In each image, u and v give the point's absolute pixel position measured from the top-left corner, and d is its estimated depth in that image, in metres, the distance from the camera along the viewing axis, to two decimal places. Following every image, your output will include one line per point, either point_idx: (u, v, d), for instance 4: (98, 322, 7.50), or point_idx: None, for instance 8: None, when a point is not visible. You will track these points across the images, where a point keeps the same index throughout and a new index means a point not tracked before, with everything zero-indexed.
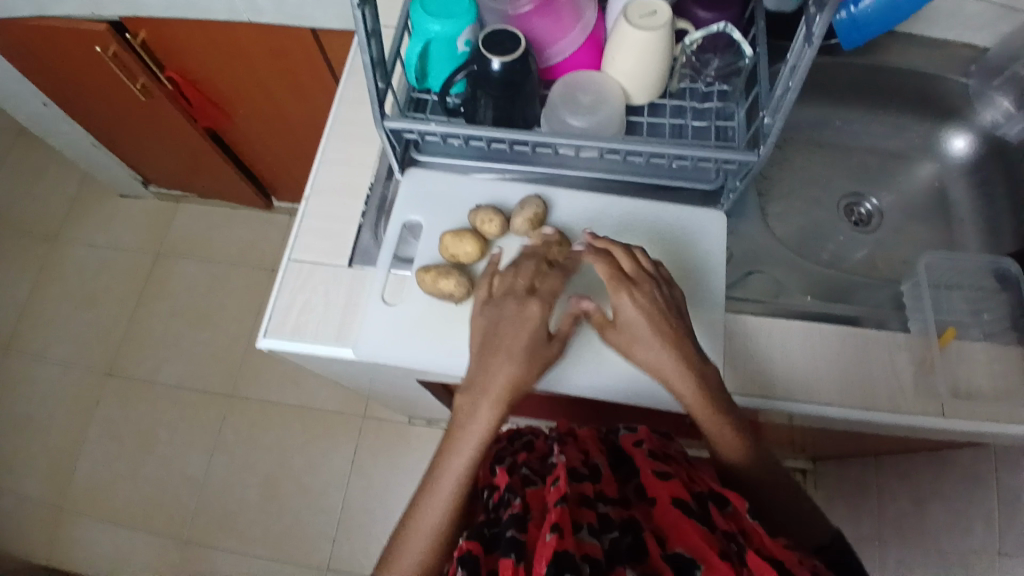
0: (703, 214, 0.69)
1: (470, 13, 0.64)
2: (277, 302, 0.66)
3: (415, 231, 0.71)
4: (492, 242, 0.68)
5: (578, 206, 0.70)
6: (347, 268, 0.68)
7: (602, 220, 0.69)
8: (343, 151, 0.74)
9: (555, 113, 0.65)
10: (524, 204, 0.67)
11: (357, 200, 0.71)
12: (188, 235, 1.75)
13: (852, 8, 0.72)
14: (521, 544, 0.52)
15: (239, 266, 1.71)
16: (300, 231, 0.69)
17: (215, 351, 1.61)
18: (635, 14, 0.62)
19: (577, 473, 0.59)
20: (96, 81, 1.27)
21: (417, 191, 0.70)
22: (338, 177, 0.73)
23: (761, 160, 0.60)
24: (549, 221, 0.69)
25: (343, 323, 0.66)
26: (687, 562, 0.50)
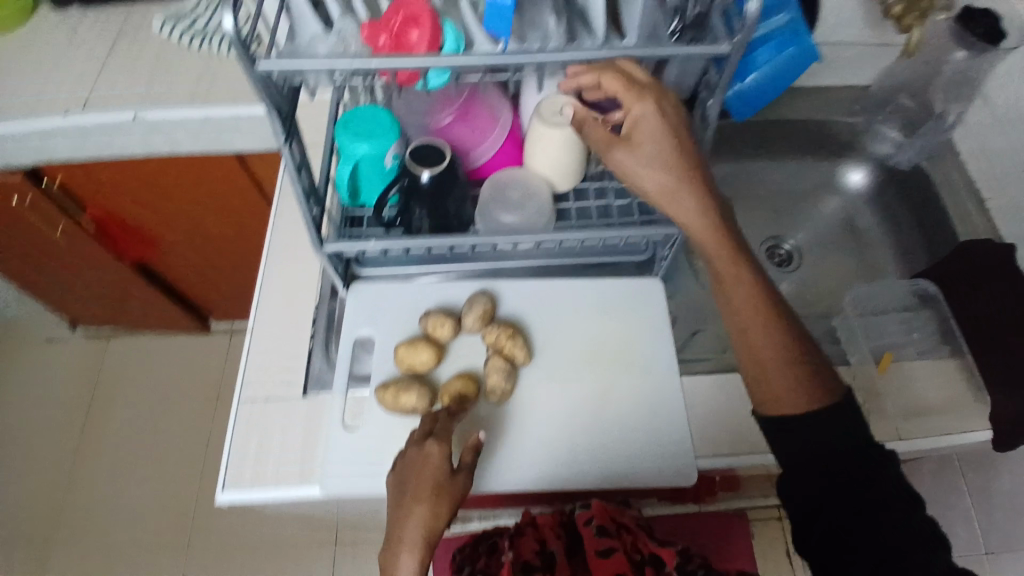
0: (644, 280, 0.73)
1: (393, 129, 0.65)
2: (232, 448, 0.64)
3: (367, 346, 0.71)
4: (448, 346, 0.68)
5: (523, 296, 0.72)
6: (302, 398, 0.67)
7: (548, 305, 0.71)
8: (283, 277, 0.74)
9: (487, 212, 0.68)
10: (473, 301, 0.68)
11: (304, 325, 0.71)
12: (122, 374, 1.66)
13: (738, 84, 0.75)
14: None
15: (181, 398, 1.63)
16: (248, 368, 0.68)
17: (165, 495, 1.50)
18: (547, 111, 0.66)
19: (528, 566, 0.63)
20: (12, 231, 1.23)
21: (365, 305, 0.71)
22: (282, 304, 0.72)
23: (682, 229, 0.65)
24: (499, 314, 0.70)
25: (305, 456, 0.64)
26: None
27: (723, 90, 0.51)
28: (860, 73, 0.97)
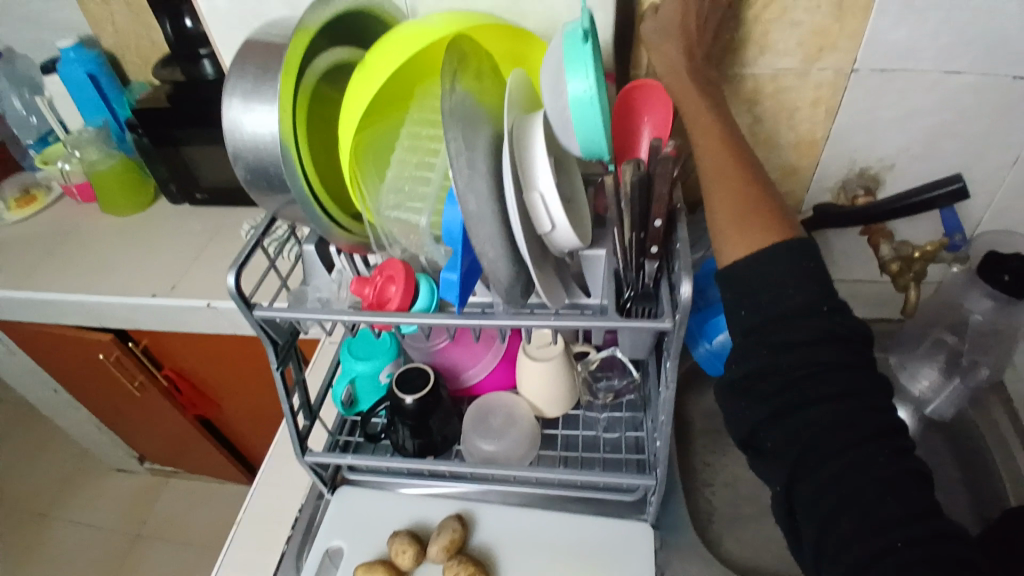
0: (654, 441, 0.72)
1: (390, 350, 0.72)
2: None
3: (337, 557, 0.70)
4: (412, 571, 0.66)
5: (501, 525, 0.70)
6: None
7: (524, 541, 0.68)
8: (276, 476, 0.77)
9: (468, 438, 0.70)
10: (443, 527, 0.66)
11: (285, 527, 0.73)
12: (170, 514, 1.75)
13: (707, 342, 0.66)
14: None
15: (213, 546, 1.68)
16: (224, 564, 0.70)
17: None
18: (533, 345, 0.72)
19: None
20: (98, 378, 1.39)
21: (344, 515, 0.71)
22: (269, 503, 0.75)
23: (662, 479, 0.62)
24: (471, 542, 0.69)
25: None
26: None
27: (675, 361, 0.52)
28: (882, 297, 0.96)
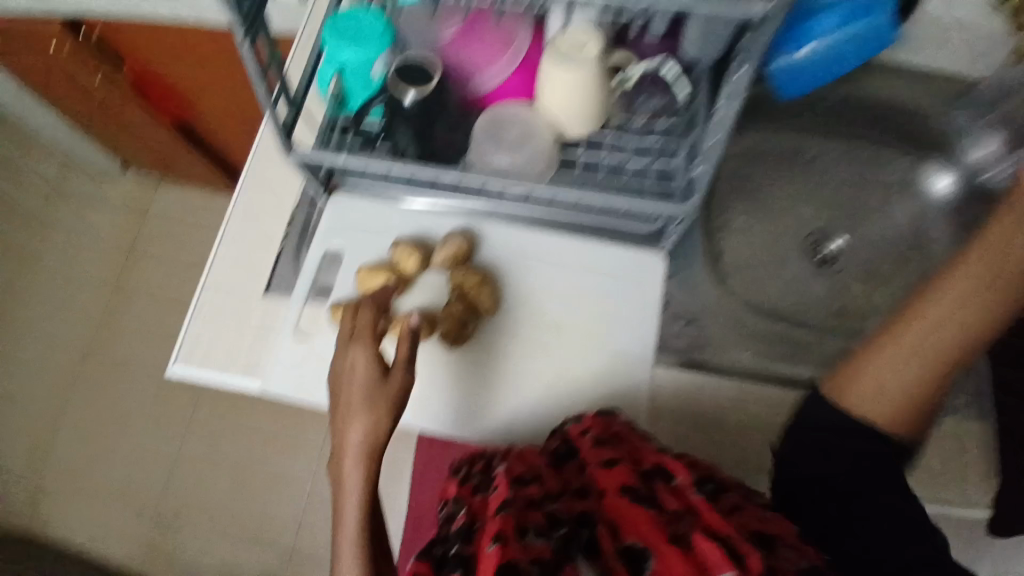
0: (640, 253, 0.74)
1: (384, 38, 0.67)
2: (189, 330, 0.69)
3: (336, 259, 0.74)
4: (417, 278, 0.71)
5: (500, 240, 0.75)
6: (245, 368, 0.69)
7: (523, 266, 0.74)
8: (207, 334, 0.69)
9: (480, 147, 0.70)
10: (447, 239, 0.71)
11: (261, 325, 0.70)
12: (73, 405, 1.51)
13: (794, 53, 0.79)
14: (471, 557, 0.50)
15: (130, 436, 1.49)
16: (202, 298, 0.70)
17: (124, 536, 1.42)
18: (564, 50, 0.65)
19: (518, 479, 0.58)
20: None
21: (342, 216, 0.73)
22: (210, 368, 0.68)
23: (696, 205, 0.67)
24: (474, 257, 0.74)
25: (252, 353, 0.70)
26: (634, 552, 0.48)
27: None
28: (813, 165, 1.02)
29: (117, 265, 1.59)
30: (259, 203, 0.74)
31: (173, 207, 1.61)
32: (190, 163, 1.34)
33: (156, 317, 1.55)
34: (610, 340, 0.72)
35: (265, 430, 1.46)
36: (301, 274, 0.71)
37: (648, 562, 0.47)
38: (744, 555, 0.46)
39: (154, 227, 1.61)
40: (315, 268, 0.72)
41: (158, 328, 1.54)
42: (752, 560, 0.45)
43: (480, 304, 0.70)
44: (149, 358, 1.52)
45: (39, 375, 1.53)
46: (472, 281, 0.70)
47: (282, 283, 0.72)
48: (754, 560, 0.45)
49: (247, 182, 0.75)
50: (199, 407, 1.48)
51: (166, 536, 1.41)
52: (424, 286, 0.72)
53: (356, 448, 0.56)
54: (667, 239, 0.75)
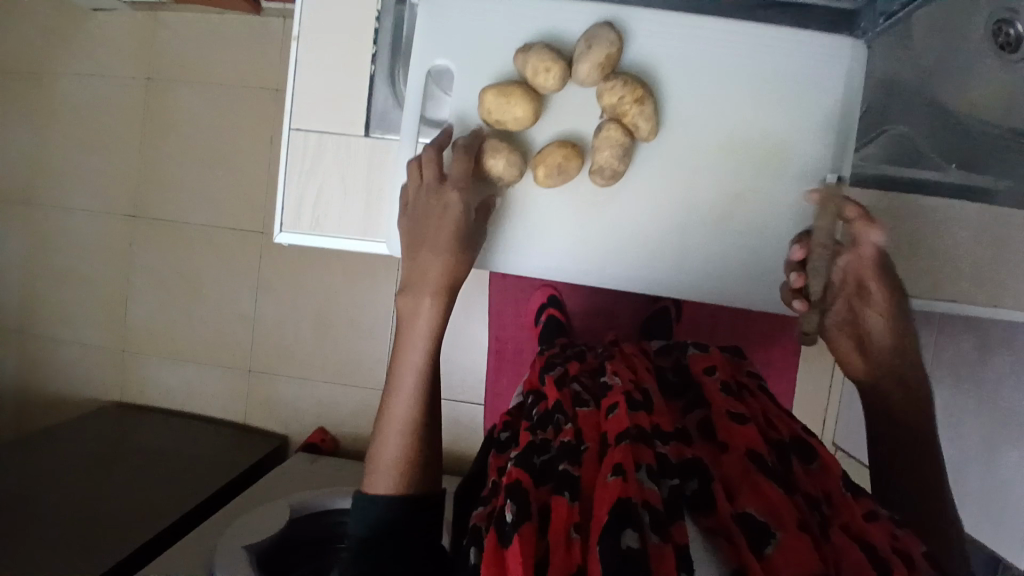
0: (835, 42, 0.55)
1: None
2: (286, 190, 0.58)
3: (442, 80, 0.57)
4: (548, 96, 0.54)
5: (656, 34, 0.55)
6: (359, 232, 0.58)
7: (689, 74, 0.55)
8: (309, 193, 0.58)
9: None
10: (593, 39, 0.51)
11: (372, 182, 0.57)
12: (133, 259, 1.46)
13: None
14: (576, 480, 0.40)
15: (195, 285, 1.45)
16: (291, 150, 0.58)
17: (220, 375, 1.46)
18: None
19: (633, 399, 0.45)
20: None
21: (443, 18, 0.56)
22: (318, 237, 0.58)
23: None
24: (623, 60, 0.55)
25: (366, 211, 0.58)
26: (759, 526, 0.35)
27: None
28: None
29: (140, 106, 1.42)
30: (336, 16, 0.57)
31: (184, 33, 1.37)
32: None
33: (198, 167, 1.41)
34: (802, 163, 0.56)
35: (336, 278, 1.39)
36: (405, 106, 0.56)
37: (771, 543, 0.34)
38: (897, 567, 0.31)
39: (170, 60, 1.39)
40: (421, 98, 0.56)
41: (202, 174, 1.41)
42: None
43: (637, 129, 0.53)
44: (202, 212, 1.42)
45: (97, 238, 1.47)
46: (630, 99, 0.51)
47: (384, 122, 0.57)
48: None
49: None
50: (266, 259, 1.41)
51: (262, 383, 1.45)
52: (566, 107, 0.54)
53: (432, 278, 0.51)
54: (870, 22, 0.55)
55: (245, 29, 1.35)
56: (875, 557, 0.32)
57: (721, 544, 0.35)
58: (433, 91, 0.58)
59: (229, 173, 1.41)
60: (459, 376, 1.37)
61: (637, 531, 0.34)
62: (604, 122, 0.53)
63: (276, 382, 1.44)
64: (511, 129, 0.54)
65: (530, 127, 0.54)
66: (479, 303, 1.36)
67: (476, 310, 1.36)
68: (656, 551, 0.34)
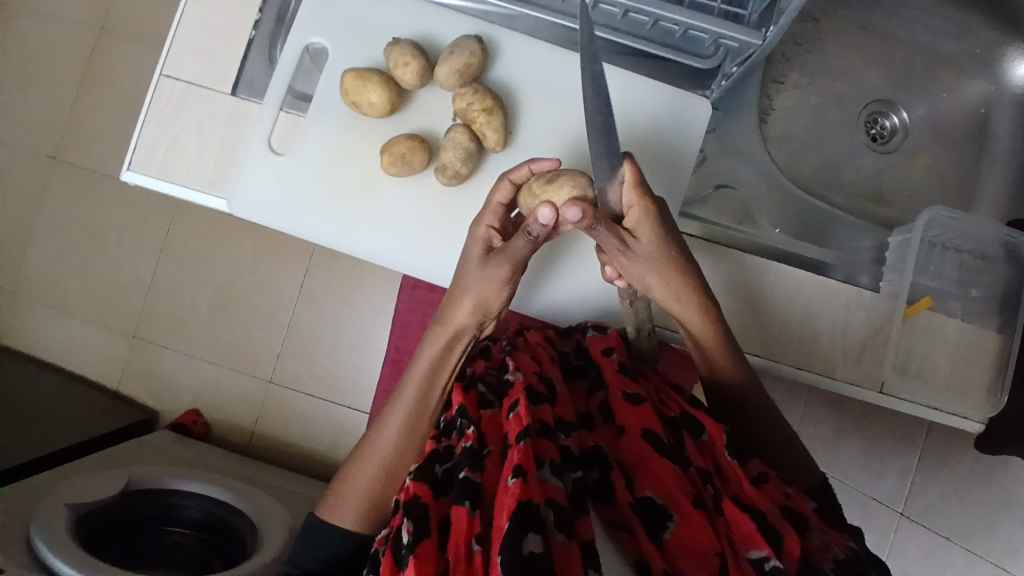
0: (683, 97, 0.60)
1: None
2: (142, 132, 0.58)
3: (319, 59, 0.61)
4: (410, 92, 0.57)
5: (525, 56, 0.58)
6: (208, 187, 0.59)
7: (550, 99, 0.59)
8: (163, 137, 0.57)
9: None
10: (456, 48, 0.55)
11: (228, 140, 0.58)
12: (38, 199, 1.40)
13: None
14: (478, 488, 0.40)
15: (97, 237, 1.39)
16: (154, 95, 0.57)
17: (102, 334, 1.40)
18: None
19: (533, 392, 0.45)
20: None
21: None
22: (165, 185, 0.58)
23: (767, 44, 0.51)
24: (490, 74, 0.58)
25: (220, 168, 0.58)
26: (659, 512, 0.40)
27: None
28: (913, 14, 0.79)
29: (81, 51, 1.39)
30: None
31: None
32: None
33: (126, 120, 1.38)
34: None
35: (242, 257, 1.37)
36: (274, 74, 0.58)
37: (668, 527, 0.39)
38: (782, 535, 0.41)
39: (120, 10, 1.38)
40: (293, 68, 0.58)
41: (129, 128, 1.38)
42: (789, 541, 0.41)
43: (485, 137, 0.56)
44: (119, 166, 1.39)
45: (6, 170, 1.41)
46: (478, 108, 0.54)
47: (252, 85, 0.59)
48: (791, 541, 0.41)
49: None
50: (175, 225, 1.38)
51: (144, 350, 1.39)
52: (427, 104, 0.57)
53: (451, 326, 0.51)
54: (717, 86, 0.60)
55: None
56: (764, 523, 0.42)
57: (621, 534, 0.39)
58: (307, 66, 0.61)
59: None
60: (348, 375, 1.35)
61: (538, 536, 0.35)
62: (454, 125, 0.56)
63: (159, 351, 1.39)
64: (366, 113, 0.56)
65: (385, 116, 0.56)
66: (382, 306, 1.35)
67: (378, 312, 1.35)
68: (559, 551, 0.35)
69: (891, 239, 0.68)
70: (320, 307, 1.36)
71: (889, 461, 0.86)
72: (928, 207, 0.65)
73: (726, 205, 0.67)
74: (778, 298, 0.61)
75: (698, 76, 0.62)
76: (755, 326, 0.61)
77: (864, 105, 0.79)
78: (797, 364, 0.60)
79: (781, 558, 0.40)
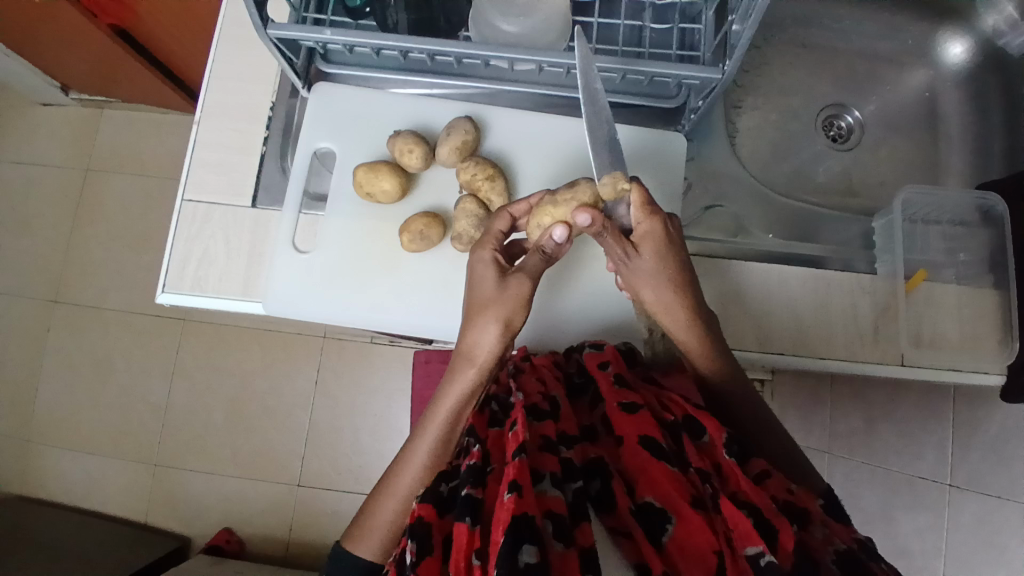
0: (661, 136, 0.66)
1: None
2: (171, 254, 0.61)
3: (327, 161, 0.66)
4: (416, 174, 0.62)
5: (509, 126, 0.64)
6: (240, 292, 0.62)
7: (544, 156, 0.64)
8: (192, 255, 0.61)
9: (485, 16, 0.61)
10: (452, 128, 0.60)
11: (253, 248, 0.62)
12: (46, 344, 1.42)
13: None
14: (479, 503, 0.40)
15: (109, 369, 1.41)
16: (178, 220, 0.62)
17: (124, 465, 1.38)
18: None
19: (534, 411, 0.46)
20: None
21: (324, 110, 0.64)
22: (200, 298, 0.61)
23: (727, 76, 0.56)
24: (483, 146, 0.64)
25: (249, 274, 0.62)
26: (656, 516, 0.39)
27: None
28: (843, 26, 0.88)
29: (73, 197, 1.45)
30: (233, 105, 0.65)
31: (125, 130, 1.45)
32: (141, 78, 1.17)
33: (125, 252, 1.43)
34: None
35: (255, 364, 1.39)
36: (290, 182, 0.63)
37: (668, 530, 0.39)
38: (778, 529, 0.39)
39: (108, 153, 1.45)
40: (305, 173, 0.64)
41: (129, 261, 1.43)
42: (786, 536, 0.39)
43: (491, 203, 0.61)
44: (121, 298, 1.42)
45: (9, 323, 1.43)
46: (482, 177, 0.60)
47: (270, 196, 0.64)
48: (788, 536, 0.38)
49: (213, 77, 0.65)
50: (184, 345, 1.40)
51: (166, 475, 1.37)
52: (431, 182, 0.63)
53: (478, 362, 0.51)
54: (687, 120, 0.66)
55: (183, 128, 1.44)
56: (764, 519, 0.40)
57: (624, 542, 0.39)
58: (317, 168, 0.66)
59: (156, 260, 1.43)
60: (377, 461, 1.35)
61: (535, 546, 0.35)
62: (462, 196, 0.61)
63: (183, 474, 1.37)
64: (380, 201, 0.61)
65: (397, 201, 0.62)
66: (400, 386, 1.37)
67: (397, 393, 1.37)
68: (556, 559, 0.35)
69: (875, 224, 0.73)
70: (339, 400, 1.37)
71: (924, 436, 0.88)
72: (904, 189, 0.71)
73: (718, 221, 0.73)
74: (787, 296, 0.65)
75: (668, 115, 0.68)
76: (769, 326, 0.65)
77: (819, 112, 0.87)
78: (819, 354, 0.64)
79: (777, 554, 0.38)
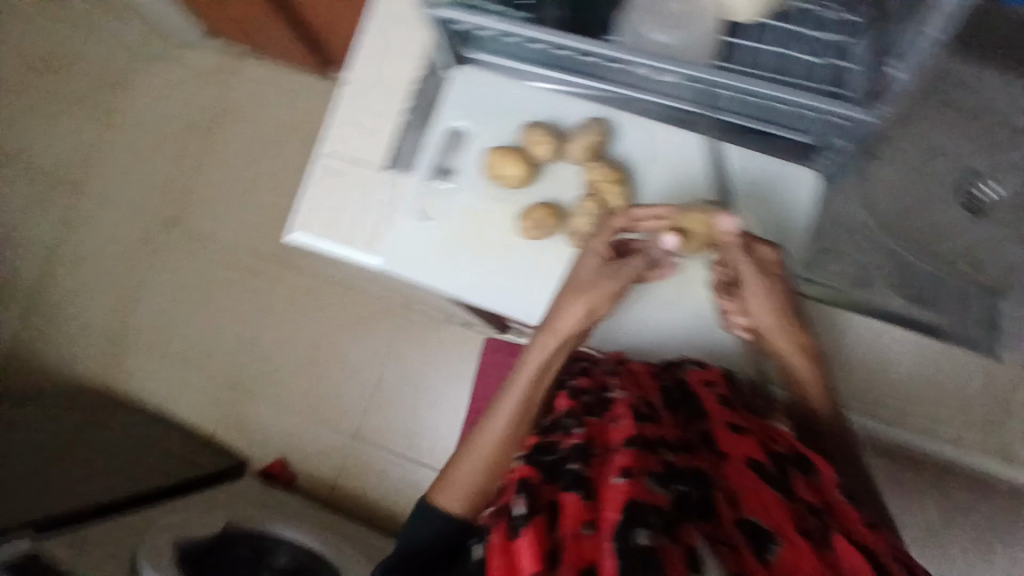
0: (791, 170, 0.66)
1: None
2: (305, 201, 0.67)
3: (459, 139, 0.68)
4: (542, 166, 0.65)
5: (640, 133, 0.66)
6: (356, 246, 0.66)
7: (669, 167, 0.66)
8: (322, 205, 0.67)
9: (636, 23, 0.61)
10: (585, 127, 0.63)
11: (375, 208, 0.67)
12: (160, 262, 1.56)
13: None
14: (587, 481, 0.43)
15: (207, 296, 1.53)
16: (316, 172, 0.68)
17: (205, 386, 1.50)
18: None
19: (640, 411, 0.48)
20: None
21: (464, 91, 0.67)
22: (325, 244, 0.67)
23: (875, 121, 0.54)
24: (612, 149, 0.66)
25: (369, 231, 0.67)
26: (763, 533, 0.40)
27: None
28: None
29: (204, 134, 1.57)
30: (379, 74, 0.69)
31: (258, 78, 1.55)
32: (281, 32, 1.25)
33: (239, 191, 1.53)
34: None
35: (335, 317, 1.46)
36: (421, 153, 0.67)
37: (774, 549, 0.39)
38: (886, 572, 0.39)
39: (239, 97, 1.55)
40: (437, 146, 0.67)
41: (241, 201, 1.53)
42: None
43: (610, 206, 0.63)
44: (230, 232, 1.53)
45: (134, 238, 1.58)
46: (605, 178, 0.62)
47: (400, 163, 0.68)
48: None
49: (366, 45, 0.69)
50: (275, 287, 1.50)
51: (239, 403, 1.48)
52: (556, 175, 0.65)
53: (559, 333, 0.56)
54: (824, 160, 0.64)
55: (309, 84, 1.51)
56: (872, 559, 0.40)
57: (723, 551, 0.39)
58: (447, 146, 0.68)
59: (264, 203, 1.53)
60: (430, 432, 1.38)
61: (647, 528, 0.38)
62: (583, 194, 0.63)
63: (254, 404, 1.47)
64: (505, 185, 0.64)
65: (519, 187, 0.64)
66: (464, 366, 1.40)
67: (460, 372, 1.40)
68: (664, 545, 0.38)
69: None
70: (405, 367, 1.42)
71: (1014, 538, 0.81)
72: None
73: None
74: None
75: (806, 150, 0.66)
76: None
77: None
78: None
79: None
